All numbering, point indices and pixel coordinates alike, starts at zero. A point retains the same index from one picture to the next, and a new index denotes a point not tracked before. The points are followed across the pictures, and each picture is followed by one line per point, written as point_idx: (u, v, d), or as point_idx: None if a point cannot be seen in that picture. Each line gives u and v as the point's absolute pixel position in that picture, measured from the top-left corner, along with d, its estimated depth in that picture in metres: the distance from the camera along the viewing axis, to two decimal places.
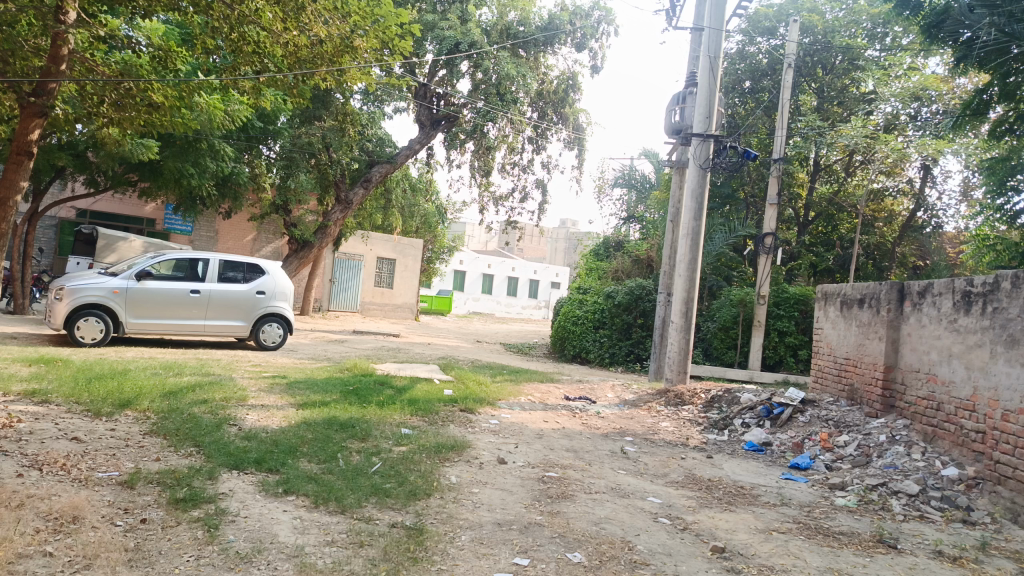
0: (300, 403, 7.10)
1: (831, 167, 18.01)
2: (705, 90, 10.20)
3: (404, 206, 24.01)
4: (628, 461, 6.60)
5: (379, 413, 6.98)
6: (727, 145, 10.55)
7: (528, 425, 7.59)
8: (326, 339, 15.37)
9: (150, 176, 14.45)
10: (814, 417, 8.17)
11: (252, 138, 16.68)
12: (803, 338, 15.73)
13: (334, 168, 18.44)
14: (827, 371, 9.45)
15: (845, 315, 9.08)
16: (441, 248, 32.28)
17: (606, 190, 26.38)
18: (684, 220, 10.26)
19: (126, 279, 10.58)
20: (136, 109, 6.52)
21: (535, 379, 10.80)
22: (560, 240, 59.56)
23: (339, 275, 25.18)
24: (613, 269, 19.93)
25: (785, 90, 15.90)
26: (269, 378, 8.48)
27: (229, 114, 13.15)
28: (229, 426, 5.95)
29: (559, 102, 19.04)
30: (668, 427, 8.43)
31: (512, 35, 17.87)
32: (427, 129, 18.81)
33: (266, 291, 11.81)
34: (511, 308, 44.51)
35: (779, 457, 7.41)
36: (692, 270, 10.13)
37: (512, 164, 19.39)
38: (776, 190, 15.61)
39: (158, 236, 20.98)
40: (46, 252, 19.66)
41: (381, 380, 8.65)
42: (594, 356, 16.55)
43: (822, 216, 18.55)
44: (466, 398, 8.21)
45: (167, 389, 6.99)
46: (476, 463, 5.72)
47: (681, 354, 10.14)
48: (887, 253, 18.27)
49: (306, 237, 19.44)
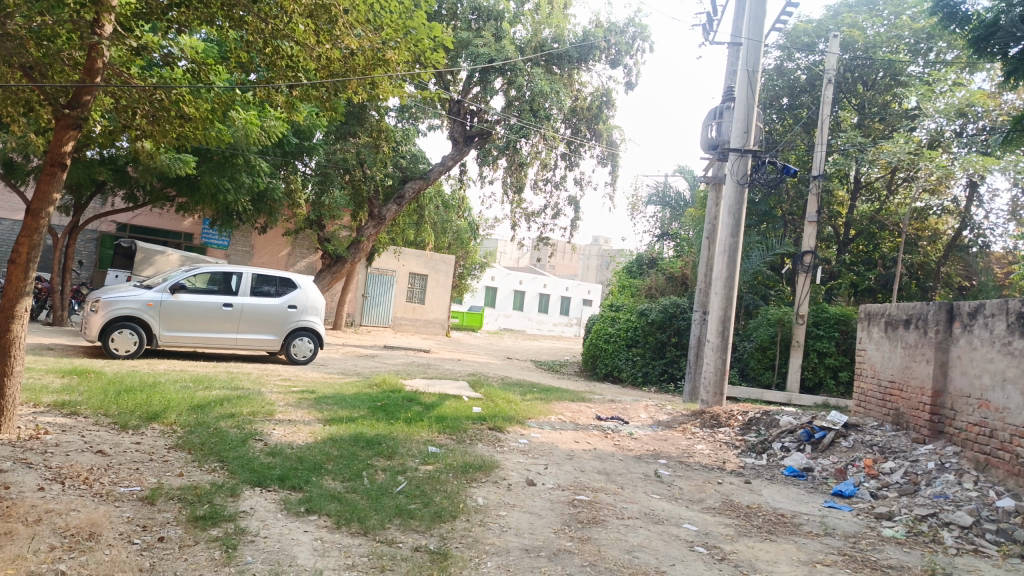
0: (328, 419, 7.01)
1: (872, 185, 17.52)
2: (743, 104, 9.98)
3: (437, 222, 24.05)
4: (662, 485, 6.37)
5: (407, 431, 6.86)
6: (765, 160, 10.29)
7: (558, 445, 7.40)
8: (357, 354, 15.36)
9: (187, 191, 14.65)
10: (857, 442, 7.84)
11: (288, 154, 17.01)
12: (843, 359, 15.27)
13: (367, 183, 18.34)
14: (870, 394, 9.11)
15: (890, 337, 8.75)
16: (473, 264, 32.28)
17: (639, 207, 26.15)
18: (721, 236, 10.01)
19: (160, 292, 10.67)
20: (169, 122, 6.58)
21: (566, 397, 10.59)
22: (592, 257, 59.26)
23: (371, 291, 25.27)
24: (647, 286, 19.65)
25: (825, 106, 15.58)
26: (298, 392, 8.43)
27: (264, 130, 13.27)
28: (254, 441, 5.87)
29: (593, 119, 18.97)
30: (703, 449, 8.16)
31: (546, 51, 17.76)
32: (460, 145, 19.00)
33: (298, 305, 11.82)
34: (542, 325, 44.30)
35: (821, 483, 7.10)
36: (728, 288, 9.86)
37: (544, 180, 19.31)
38: (816, 207, 15.24)
39: (195, 250, 21.29)
40: (86, 265, 20.06)
41: (410, 396, 8.55)
42: (626, 375, 16.28)
43: (863, 234, 18.09)
44: (495, 416, 8.05)
45: (195, 402, 6.95)
46: (505, 484, 5.55)
47: (717, 374, 9.86)
48: (931, 273, 17.71)
49: (339, 252, 19.52)
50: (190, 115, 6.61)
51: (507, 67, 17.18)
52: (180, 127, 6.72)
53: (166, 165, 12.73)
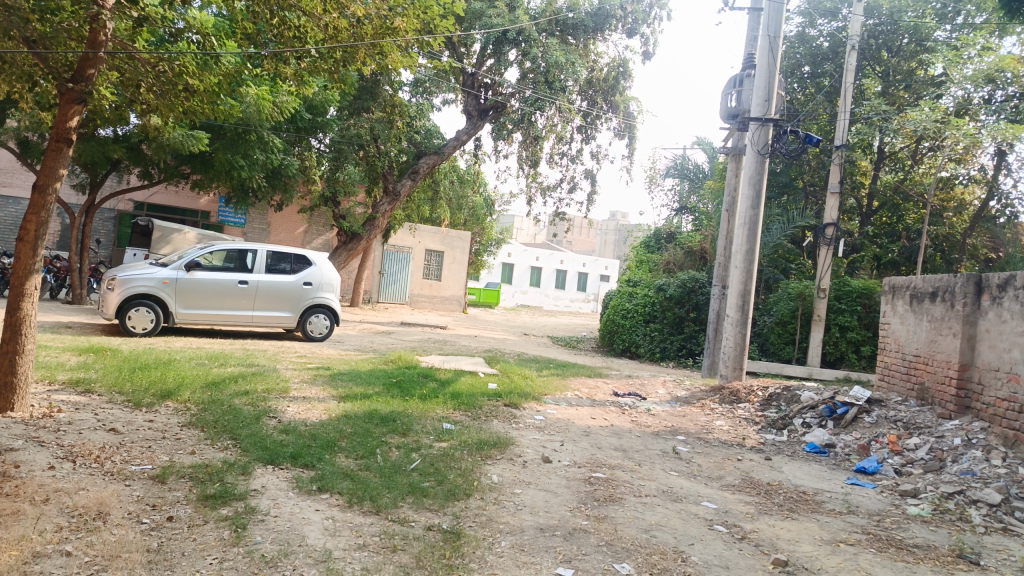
0: (342, 396, 6.96)
1: (896, 155, 17.16)
2: (764, 71, 9.70)
3: (452, 197, 23.90)
4: (680, 461, 6.26)
5: (422, 407, 6.79)
6: (787, 129, 10.04)
7: (574, 421, 7.31)
8: (374, 330, 15.33)
9: (202, 168, 14.60)
10: (881, 418, 7.66)
11: (301, 130, 17.05)
12: (866, 333, 15.01)
13: (381, 159, 18.04)
14: (894, 369, 8.91)
15: (915, 310, 8.53)
16: (489, 240, 32.10)
17: (657, 181, 25.80)
18: (741, 208, 9.78)
19: (176, 269, 10.66)
20: (174, 94, 6.53)
21: (582, 373, 10.49)
22: (610, 232, 58.83)
23: (387, 268, 25.24)
24: (664, 261, 19.42)
25: (848, 74, 15.16)
26: (313, 369, 8.39)
27: (276, 105, 13.10)
28: (268, 418, 5.83)
29: (609, 90, 18.59)
30: (723, 425, 8.04)
31: (561, 22, 17.47)
32: (475, 120, 18.74)
33: (313, 282, 11.77)
34: (560, 301, 44.15)
35: (843, 459, 6.96)
36: (748, 262, 9.66)
37: (560, 154, 19.05)
38: (838, 178, 14.89)
39: (212, 228, 21.33)
40: (105, 244, 20.19)
41: (425, 373, 8.48)
42: (644, 350, 16.15)
43: (886, 206, 17.72)
44: (511, 393, 7.97)
45: (209, 379, 6.93)
46: (520, 462, 5.47)
47: (736, 349, 9.70)
48: (956, 245, 17.30)
49: (355, 229, 19.45)
50: (194, 87, 6.52)
51: (521, 38, 16.87)
52: (186, 99, 6.63)
53: (180, 142, 12.67)
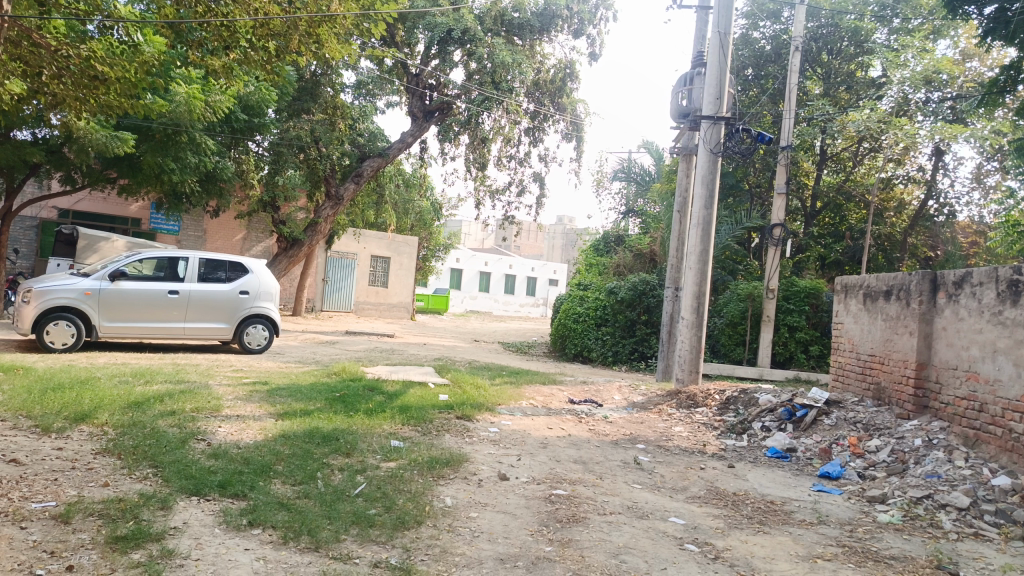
0: (281, 413, 6.45)
1: (838, 157, 17.45)
2: (715, 69, 9.54)
3: (397, 201, 23.35)
4: (642, 473, 5.96)
5: (367, 423, 6.34)
6: (739, 127, 9.90)
7: (530, 432, 6.96)
8: (317, 340, 14.70)
9: (129, 172, 13.75)
10: (841, 420, 7.54)
11: (236, 131, 15.64)
12: (814, 333, 15.09)
13: (323, 162, 17.63)
14: (849, 369, 8.83)
15: (869, 309, 8.46)
16: (437, 246, 31.54)
17: (605, 184, 25.74)
18: (694, 208, 9.59)
19: (99, 279, 9.91)
20: (78, 83, 6.00)
21: (536, 380, 10.15)
22: (557, 237, 58.83)
23: (332, 275, 24.51)
24: (614, 263, 19.28)
25: (792, 75, 15.24)
26: (249, 384, 7.83)
27: (208, 106, 12.53)
28: (196, 442, 5.30)
29: (556, 92, 18.42)
30: (682, 431, 7.79)
31: (506, 21, 17.27)
32: (420, 121, 18.28)
33: (250, 291, 11.14)
34: (509, 305, 43.92)
35: (806, 464, 6.78)
36: (702, 263, 9.47)
37: (508, 156, 18.77)
38: (784, 179, 14.95)
39: (144, 236, 20.32)
40: (27, 254, 18.96)
41: (371, 385, 8.00)
42: (596, 355, 15.95)
43: (829, 206, 17.94)
44: (463, 404, 7.56)
45: (133, 399, 6.34)
46: (475, 480, 5.08)
47: (692, 352, 9.49)
48: (898, 244, 17.58)
49: (296, 234, 18.75)
50: (104, 76, 6.04)
51: (466, 38, 16.56)
52: (98, 91, 6.15)
53: (104, 144, 11.88)
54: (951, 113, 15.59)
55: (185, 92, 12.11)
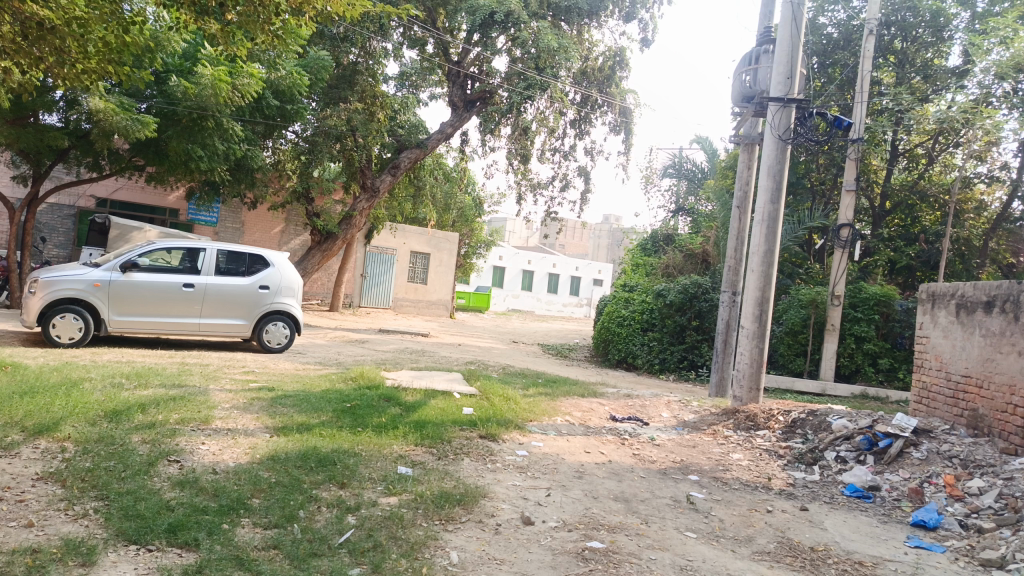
0: (278, 428, 5.62)
1: (912, 152, 16.09)
2: (786, 43, 8.39)
3: (437, 195, 22.52)
4: (697, 515, 4.97)
5: (374, 443, 5.47)
6: (812, 112, 8.69)
7: (564, 458, 6.01)
8: (347, 339, 14.02)
9: (155, 159, 13.16)
10: (932, 453, 6.38)
11: (271, 121, 14.70)
12: (884, 345, 13.72)
13: (360, 152, 16.84)
14: (936, 390, 7.64)
15: (964, 322, 7.28)
16: (478, 243, 30.64)
17: (654, 180, 24.59)
18: (759, 203, 8.46)
19: (109, 270, 9.31)
20: (40, 35, 5.82)
21: (574, 392, 9.15)
22: (603, 235, 57.52)
23: (370, 270, 23.86)
24: (663, 264, 18.09)
25: (865, 60, 13.86)
26: (254, 390, 7.04)
27: (236, 88, 11.94)
28: (166, 465, 4.51)
29: (604, 81, 17.45)
30: (741, 459, 6.74)
31: (553, 5, 16.38)
32: (460, 111, 17.59)
33: (270, 286, 10.40)
34: (552, 305, 42.95)
35: (893, 508, 5.65)
36: (767, 264, 8.35)
37: (552, 149, 17.83)
38: (854, 174, 13.64)
39: (181, 227, 20.02)
40: (62, 243, 18.66)
41: (387, 395, 7.14)
42: (642, 362, 14.86)
43: (900, 207, 16.48)
44: (488, 420, 6.64)
45: (112, 406, 5.58)
46: (491, 526, 4.15)
47: (753, 366, 8.36)
48: (978, 250, 16.01)
49: (330, 228, 18.15)
50: (49, 21, 5.78)
51: (510, 22, 15.66)
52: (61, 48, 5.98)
53: (124, 127, 11.31)
54: None
55: (210, 74, 11.52)
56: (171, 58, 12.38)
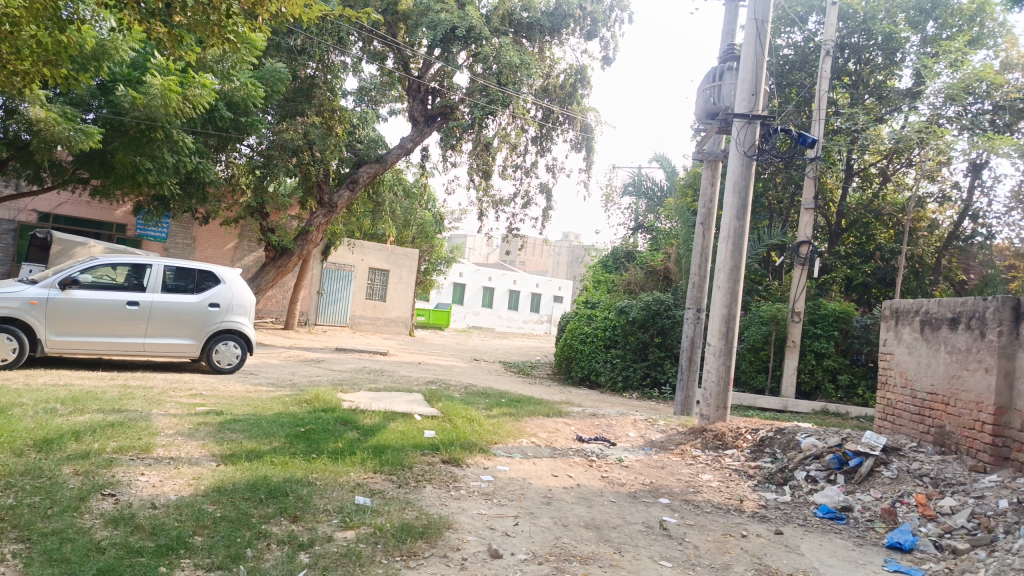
0: (226, 455, 5.25)
1: (867, 172, 16.37)
2: (750, 61, 8.38)
3: (397, 212, 22.19)
4: (670, 542, 4.76)
5: (330, 470, 5.14)
6: (776, 128, 8.69)
7: (531, 482, 5.76)
8: (302, 358, 13.57)
9: (100, 171, 12.59)
10: (902, 472, 6.30)
11: (225, 134, 14.21)
12: (843, 361, 13.81)
13: (317, 167, 16.44)
14: (901, 407, 7.60)
15: (928, 338, 7.26)
16: (439, 260, 30.32)
17: (615, 198, 24.65)
18: (725, 219, 8.38)
19: (47, 287, 8.78)
20: None
21: (539, 412, 8.90)
22: (563, 253, 57.70)
23: (327, 287, 23.33)
24: (625, 280, 18.03)
25: (823, 80, 14.06)
26: (202, 414, 6.64)
27: (187, 99, 11.52)
28: (99, 499, 4.12)
29: (566, 99, 17.41)
30: (711, 481, 6.56)
31: (515, 22, 16.33)
32: (420, 126, 17.37)
33: (221, 304, 9.95)
34: (512, 322, 42.72)
35: (867, 530, 5.52)
36: (733, 280, 8.25)
37: (513, 165, 17.70)
38: (813, 192, 13.77)
39: (129, 243, 19.29)
40: (1, 259, 17.77)
41: (344, 417, 6.80)
42: (605, 379, 14.71)
43: (856, 225, 16.72)
44: (451, 444, 6.35)
45: (42, 435, 5.14)
46: (456, 561, 3.87)
47: (719, 384, 8.23)
48: (931, 267, 16.30)
49: (285, 244, 17.66)
50: None
51: (471, 37, 15.54)
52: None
53: (66, 138, 10.77)
54: (992, 127, 14.51)
55: (160, 84, 11.09)
56: (118, 67, 11.90)
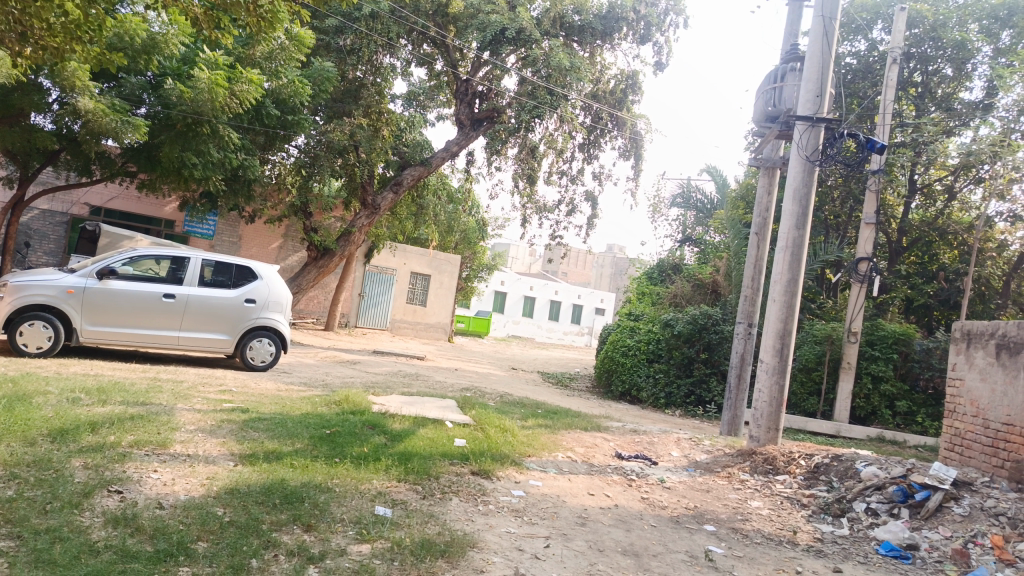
0: (245, 456, 4.99)
1: (930, 188, 15.57)
2: (816, 61, 7.92)
3: (440, 216, 22.04)
4: (716, 575, 4.30)
5: (352, 476, 4.83)
6: (842, 133, 8.17)
7: (565, 499, 5.36)
8: (338, 359, 13.41)
9: (147, 165, 12.64)
10: (975, 509, 5.70)
11: (272, 131, 14.14)
12: (902, 387, 13.07)
13: (362, 167, 16.33)
14: (971, 438, 6.98)
15: (1005, 364, 6.66)
16: (481, 267, 30.10)
17: (662, 209, 24.13)
18: (783, 228, 7.89)
19: (85, 276, 8.74)
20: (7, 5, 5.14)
21: (577, 425, 8.50)
22: (606, 266, 57.05)
23: (369, 290, 23.28)
24: (671, 293, 17.47)
25: (888, 89, 13.39)
26: (227, 411, 6.42)
27: (234, 94, 11.50)
28: (104, 496, 3.87)
29: (615, 105, 17.00)
30: (761, 508, 6.07)
31: (566, 26, 16.03)
32: (466, 130, 17.14)
33: (257, 300, 9.80)
34: (552, 333, 42.26)
35: (936, 572, 4.96)
36: (789, 293, 7.75)
37: (559, 172, 17.36)
38: (874, 207, 13.07)
39: (176, 239, 19.51)
40: (53, 251, 18.10)
41: (372, 421, 6.51)
42: (647, 395, 14.21)
43: (918, 243, 15.90)
44: (482, 454, 5.99)
45: (59, 425, 4.95)
46: None
47: (771, 404, 7.71)
48: (1000, 290, 15.36)
49: (327, 244, 17.56)
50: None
51: (521, 39, 15.28)
52: (28, 19, 5.34)
53: (114, 129, 10.82)
54: None
55: (207, 78, 11.07)
56: (169, 61, 11.97)
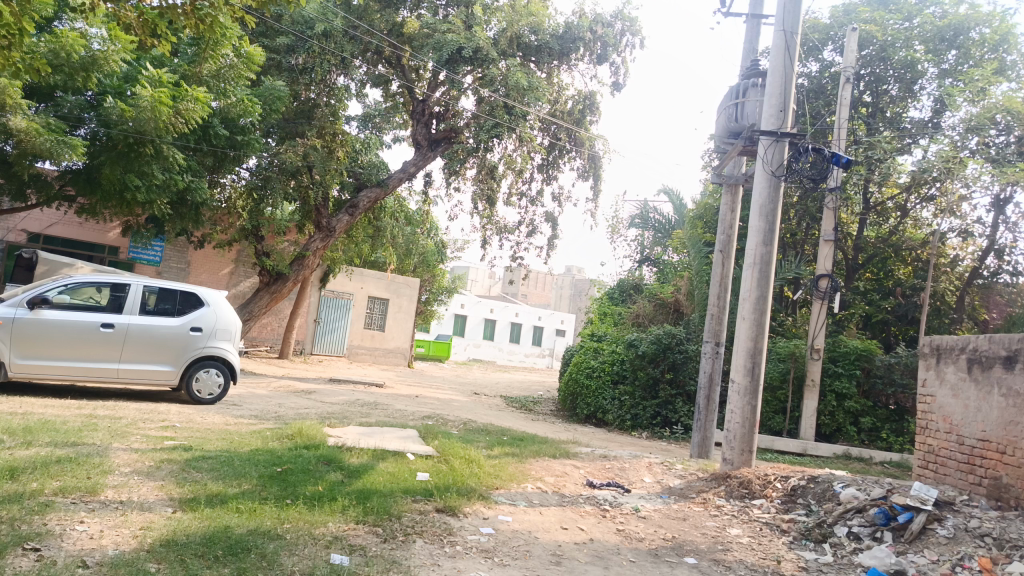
0: (185, 500, 4.52)
1: (884, 206, 15.77)
2: (778, 76, 7.83)
3: (398, 240, 21.63)
4: None
5: (305, 520, 4.40)
6: (806, 147, 8.09)
7: (537, 536, 5.00)
8: (293, 389, 12.84)
9: (86, 188, 11.94)
10: (959, 530, 5.52)
11: (221, 152, 13.56)
12: (865, 403, 13.06)
13: (316, 189, 15.85)
14: (946, 455, 6.84)
15: (977, 379, 6.55)
16: (440, 290, 29.65)
17: (621, 230, 24.14)
18: (751, 244, 7.73)
19: (14, 306, 8.12)
20: None
21: (545, 452, 8.16)
22: (566, 287, 57.02)
23: (324, 316, 22.66)
24: (633, 313, 17.30)
25: (842, 108, 13.53)
26: (169, 450, 5.91)
27: (179, 113, 11.01)
28: (17, 556, 3.39)
29: (573, 125, 16.90)
30: (741, 536, 5.80)
31: (523, 45, 15.90)
32: (424, 150, 16.82)
33: (204, 328, 9.26)
34: (514, 355, 41.86)
35: None
36: (759, 310, 7.57)
37: (519, 193, 17.16)
38: (833, 224, 12.99)
39: (121, 266, 18.69)
40: None
41: (327, 456, 6.07)
42: (612, 418, 13.93)
43: (874, 260, 16.04)
44: (446, 489, 5.60)
45: None
46: None
47: (744, 426, 7.48)
48: (955, 305, 15.56)
49: (280, 269, 16.96)
50: None
51: (478, 58, 15.09)
52: None
53: (48, 149, 10.21)
54: None
55: (150, 96, 10.56)
56: (109, 79, 11.42)
